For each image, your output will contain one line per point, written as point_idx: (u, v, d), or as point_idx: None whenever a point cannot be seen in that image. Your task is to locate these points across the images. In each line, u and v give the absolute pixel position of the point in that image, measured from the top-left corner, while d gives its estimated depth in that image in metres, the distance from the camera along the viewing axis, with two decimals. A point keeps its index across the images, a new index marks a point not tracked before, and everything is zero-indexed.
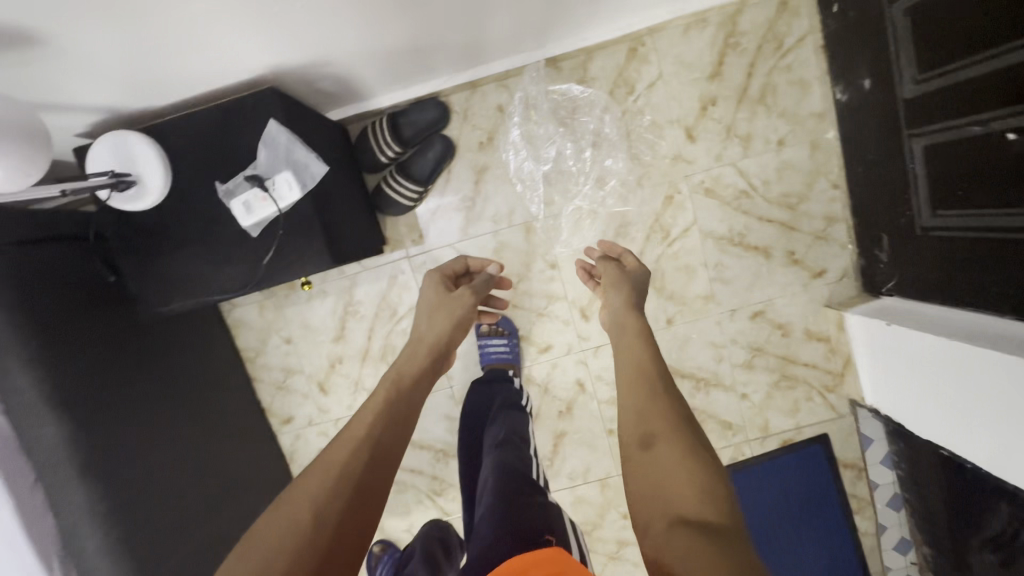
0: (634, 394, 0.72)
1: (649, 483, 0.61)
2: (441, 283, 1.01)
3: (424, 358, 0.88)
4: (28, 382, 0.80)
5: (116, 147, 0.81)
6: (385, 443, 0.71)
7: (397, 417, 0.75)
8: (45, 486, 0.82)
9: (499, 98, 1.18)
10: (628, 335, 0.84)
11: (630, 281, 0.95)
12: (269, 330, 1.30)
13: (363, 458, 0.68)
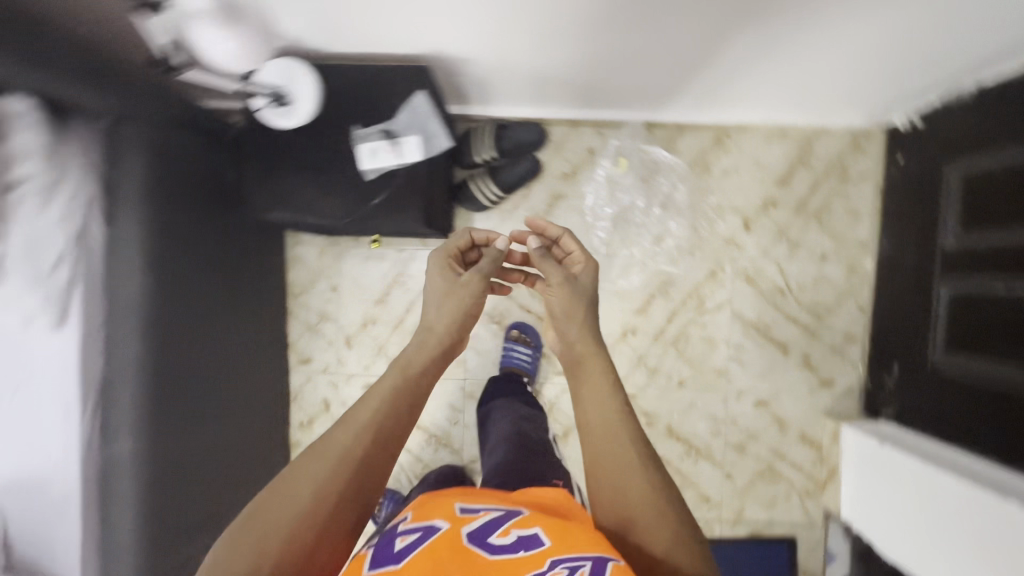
0: (592, 446, 0.68)
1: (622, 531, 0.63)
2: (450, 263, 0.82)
3: (435, 348, 0.73)
4: (135, 236, 0.87)
5: (284, 70, 0.91)
6: (393, 437, 0.63)
7: (404, 412, 0.65)
8: (109, 331, 0.88)
9: (594, 141, 1.32)
10: (578, 374, 0.73)
11: (578, 293, 0.79)
12: (320, 274, 1.39)
13: (367, 451, 0.60)
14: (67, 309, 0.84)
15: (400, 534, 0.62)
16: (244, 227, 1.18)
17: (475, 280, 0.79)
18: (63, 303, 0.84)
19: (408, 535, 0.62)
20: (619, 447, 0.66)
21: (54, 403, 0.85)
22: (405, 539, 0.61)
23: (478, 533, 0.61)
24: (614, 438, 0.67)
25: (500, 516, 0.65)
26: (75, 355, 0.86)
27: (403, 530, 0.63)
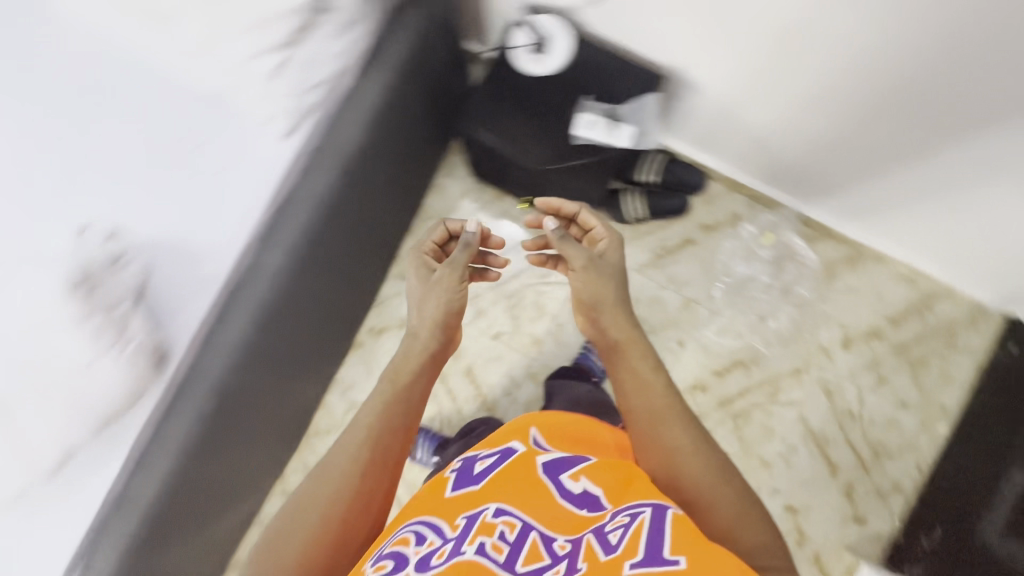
0: (635, 405, 0.80)
1: (666, 468, 0.75)
2: (421, 266, 0.90)
3: (421, 354, 0.83)
4: (376, 92, 0.99)
5: (555, 33, 1.04)
6: (387, 443, 0.76)
7: (396, 414, 0.78)
8: (315, 156, 0.97)
9: (743, 208, 1.41)
10: (620, 354, 0.85)
11: (608, 272, 0.88)
12: (452, 211, 1.48)
13: (366, 464, 0.74)
14: (299, 124, 0.94)
15: (480, 459, 0.77)
16: (431, 135, 1.29)
17: (448, 274, 0.86)
18: (299, 120, 0.93)
19: (486, 459, 0.77)
20: (667, 419, 0.78)
21: (247, 189, 0.93)
22: (485, 465, 0.76)
23: (550, 469, 0.74)
24: (661, 414, 0.78)
25: (568, 460, 0.76)
26: (285, 162, 0.95)
27: (482, 459, 0.77)
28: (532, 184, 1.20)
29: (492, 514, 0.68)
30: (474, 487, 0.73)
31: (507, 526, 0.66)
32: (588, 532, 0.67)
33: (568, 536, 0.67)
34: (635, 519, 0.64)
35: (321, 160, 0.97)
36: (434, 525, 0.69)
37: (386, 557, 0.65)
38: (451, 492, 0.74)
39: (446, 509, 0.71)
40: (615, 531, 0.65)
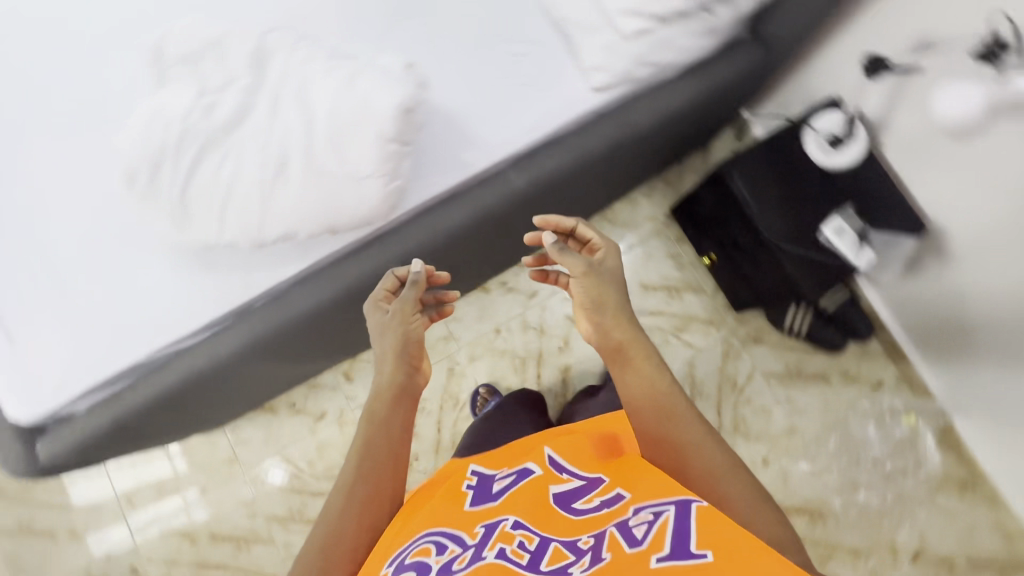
0: (637, 412, 0.75)
1: (674, 465, 0.71)
2: (379, 302, 0.83)
3: (388, 389, 0.79)
4: (688, 94, 1.00)
5: (852, 147, 1.06)
6: (377, 478, 0.73)
7: (392, 423, 0.77)
8: (606, 116, 0.98)
9: (891, 381, 1.39)
10: (623, 360, 0.78)
11: (607, 285, 0.79)
12: (631, 227, 1.50)
13: (353, 506, 0.71)
14: (615, 85, 0.98)
15: (497, 479, 0.76)
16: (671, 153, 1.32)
17: (403, 307, 0.80)
18: (618, 83, 0.97)
19: (503, 480, 0.76)
20: (676, 419, 0.73)
21: (539, 113, 0.98)
22: (501, 485, 0.75)
23: (565, 499, 0.71)
24: (669, 413, 0.74)
25: (585, 483, 0.73)
26: (582, 110, 0.98)
27: (498, 480, 0.76)
28: (748, 250, 1.20)
29: (511, 524, 0.67)
30: (488, 504, 0.72)
31: (526, 538, 0.65)
32: (612, 526, 0.64)
33: (593, 531, 0.65)
34: (658, 517, 0.61)
35: (613, 123, 0.98)
36: (452, 534, 0.67)
37: (408, 563, 0.62)
38: (469, 506, 0.72)
39: (462, 523, 0.69)
40: (639, 526, 0.61)
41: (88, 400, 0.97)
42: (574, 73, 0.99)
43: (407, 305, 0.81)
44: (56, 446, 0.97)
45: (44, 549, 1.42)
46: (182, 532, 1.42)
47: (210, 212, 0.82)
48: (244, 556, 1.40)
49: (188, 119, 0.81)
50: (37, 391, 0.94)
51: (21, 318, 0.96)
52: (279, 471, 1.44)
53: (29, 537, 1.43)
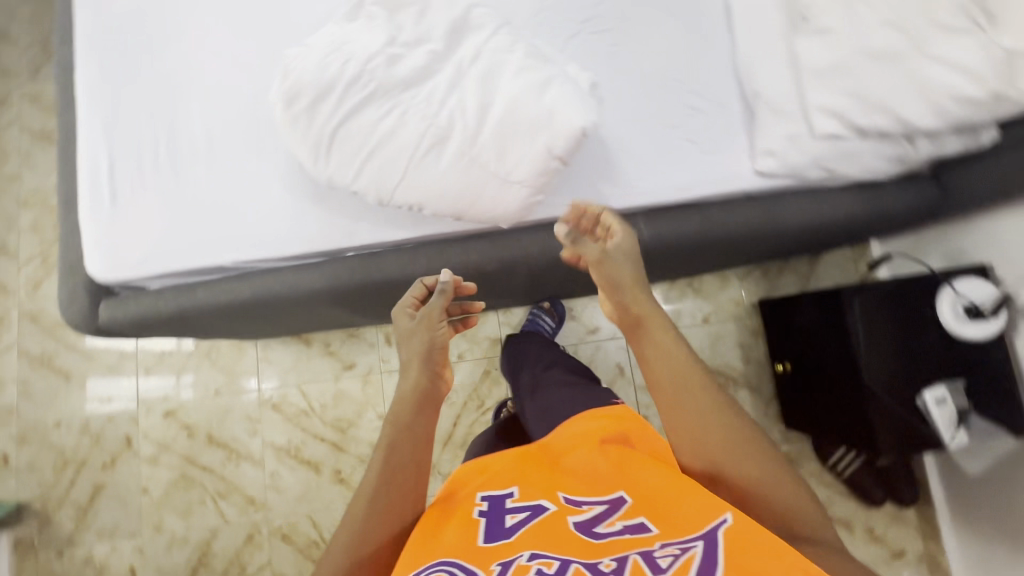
0: (662, 397, 0.62)
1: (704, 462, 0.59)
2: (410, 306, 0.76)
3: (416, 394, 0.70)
4: (847, 214, 0.96)
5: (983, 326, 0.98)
6: (400, 487, 0.63)
7: (417, 427, 0.68)
8: (757, 203, 0.96)
9: (913, 557, 1.32)
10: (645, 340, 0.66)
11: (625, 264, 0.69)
12: (714, 303, 1.44)
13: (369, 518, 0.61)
14: (780, 175, 0.92)
15: (509, 510, 0.60)
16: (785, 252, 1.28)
17: (430, 316, 0.74)
18: (785, 174, 0.91)
19: (518, 512, 0.60)
20: (695, 394, 0.61)
21: (692, 174, 0.94)
22: (515, 521, 0.59)
23: (585, 527, 0.57)
24: (686, 382, 0.61)
25: (605, 508, 0.59)
26: (737, 187, 0.94)
27: (511, 508, 0.60)
28: (831, 379, 1.16)
29: (526, 556, 0.53)
30: (504, 539, 0.56)
31: (544, 564, 0.52)
32: (634, 551, 0.52)
33: (614, 555, 0.53)
34: (686, 552, 0.50)
35: (758, 215, 0.95)
36: (466, 569, 0.53)
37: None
38: (483, 542, 0.57)
39: (473, 551, 0.55)
40: (664, 556, 0.50)
41: (162, 281, 0.98)
42: (742, 148, 0.94)
43: (433, 313, 0.75)
44: (119, 312, 0.98)
45: (56, 388, 1.46)
46: (183, 423, 1.43)
47: (354, 155, 0.81)
48: (231, 468, 1.41)
49: (369, 64, 0.80)
50: (122, 255, 0.96)
51: (133, 181, 0.97)
52: (271, 383, 1.44)
53: (48, 371, 1.46)
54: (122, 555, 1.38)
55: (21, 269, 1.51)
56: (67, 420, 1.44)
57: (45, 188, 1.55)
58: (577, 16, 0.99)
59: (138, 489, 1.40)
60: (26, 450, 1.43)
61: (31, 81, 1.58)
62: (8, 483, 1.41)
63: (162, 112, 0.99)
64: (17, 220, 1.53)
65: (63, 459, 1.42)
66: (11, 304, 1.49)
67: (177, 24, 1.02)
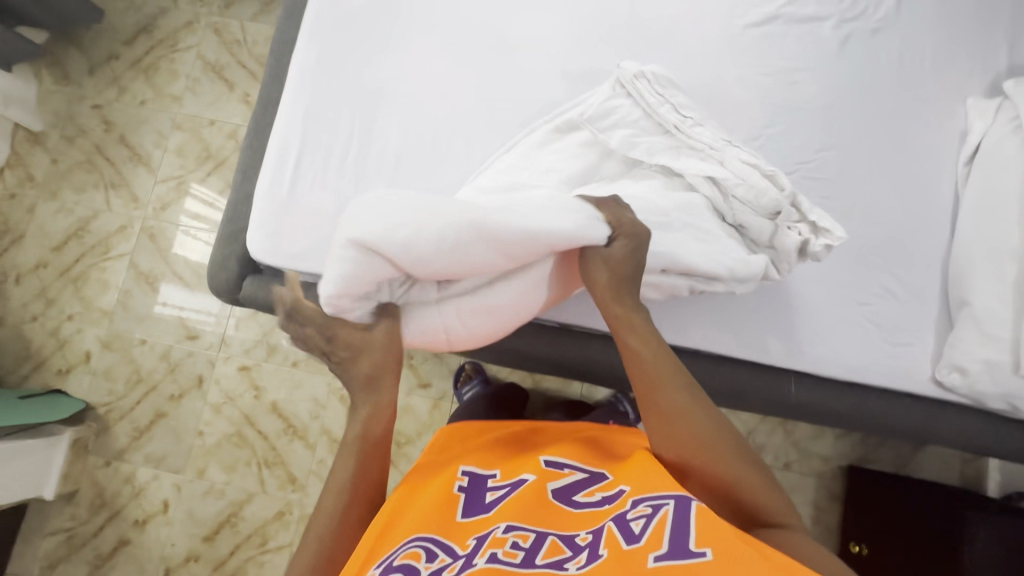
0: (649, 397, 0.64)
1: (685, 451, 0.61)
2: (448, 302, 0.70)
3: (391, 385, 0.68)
4: (1014, 451, 0.90)
5: None
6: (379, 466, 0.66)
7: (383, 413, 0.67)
8: (926, 406, 0.90)
9: None
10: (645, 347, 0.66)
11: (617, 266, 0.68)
12: (801, 454, 1.37)
13: (350, 496, 0.64)
14: (962, 392, 0.86)
15: (491, 487, 0.65)
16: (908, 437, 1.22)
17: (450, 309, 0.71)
18: (970, 395, 0.86)
19: (498, 488, 0.64)
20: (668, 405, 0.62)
21: (866, 359, 0.89)
22: (496, 495, 0.63)
23: (562, 494, 0.62)
24: (661, 381, 0.64)
25: (585, 479, 0.64)
26: (907, 388, 0.89)
27: (492, 486, 0.65)
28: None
29: (502, 528, 0.57)
30: (482, 514, 0.61)
31: (520, 537, 0.56)
32: (608, 520, 0.55)
33: (589, 527, 0.56)
34: (658, 511, 0.53)
35: (920, 420, 0.90)
36: (443, 544, 0.57)
37: (395, 566, 0.54)
38: (461, 517, 0.61)
39: (453, 528, 0.59)
40: (637, 520, 0.53)
41: (306, 277, 0.98)
42: (924, 350, 0.89)
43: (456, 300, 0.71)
44: (260, 290, 0.99)
45: (152, 307, 1.51)
46: (254, 382, 1.46)
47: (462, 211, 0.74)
48: (283, 442, 1.43)
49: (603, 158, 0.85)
50: (283, 243, 0.96)
51: (314, 175, 0.98)
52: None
53: (150, 289, 1.52)
54: (160, 486, 1.43)
55: (156, 186, 1.57)
56: (152, 342, 1.49)
57: (200, 117, 1.60)
58: (794, 157, 0.95)
59: (194, 430, 1.45)
60: (107, 356, 1.49)
61: (219, 14, 1.64)
62: (84, 381, 1.48)
63: (359, 117, 0.99)
64: (166, 139, 1.59)
65: (138, 376, 1.48)
66: (137, 216, 1.55)
67: (400, 37, 1.02)
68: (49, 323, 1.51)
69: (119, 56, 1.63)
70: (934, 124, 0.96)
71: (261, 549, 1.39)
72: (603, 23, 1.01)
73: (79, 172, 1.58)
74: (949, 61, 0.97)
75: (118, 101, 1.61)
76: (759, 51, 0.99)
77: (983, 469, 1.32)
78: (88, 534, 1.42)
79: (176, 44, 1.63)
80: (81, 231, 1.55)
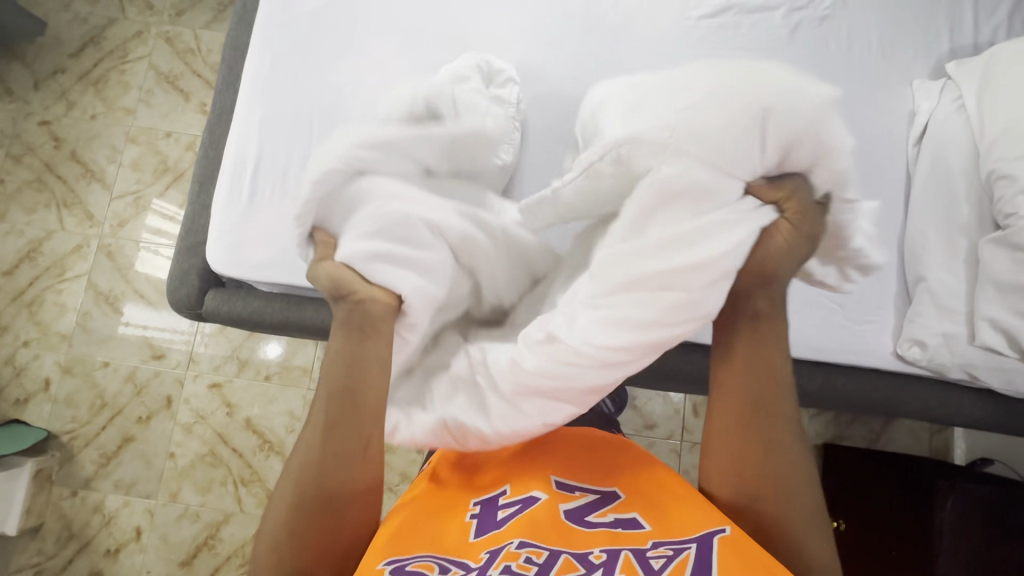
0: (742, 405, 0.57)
1: (750, 468, 0.55)
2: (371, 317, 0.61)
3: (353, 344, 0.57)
4: (976, 418, 0.94)
5: None
6: (352, 440, 0.54)
7: (347, 376, 0.56)
8: (890, 381, 0.93)
9: None
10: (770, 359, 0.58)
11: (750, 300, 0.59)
12: None
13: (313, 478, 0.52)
14: (922, 366, 0.89)
15: (501, 504, 0.60)
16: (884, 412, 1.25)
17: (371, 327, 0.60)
18: (932, 369, 0.89)
19: (508, 504, 0.59)
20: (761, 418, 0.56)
21: (830, 338, 0.91)
22: (507, 512, 0.58)
23: (574, 515, 0.58)
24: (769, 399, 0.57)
25: (597, 499, 0.60)
26: (872, 365, 0.91)
27: (503, 502, 0.60)
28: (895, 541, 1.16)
29: (515, 543, 0.53)
30: (493, 531, 0.56)
31: (533, 552, 0.52)
32: (626, 548, 0.53)
33: (603, 547, 0.54)
34: (679, 553, 0.51)
35: (887, 396, 0.93)
36: (454, 560, 0.53)
37: (408, 571, 0.50)
38: (474, 535, 0.56)
39: (464, 545, 0.55)
40: (657, 558, 0.51)
41: (271, 287, 0.95)
42: (886, 326, 0.92)
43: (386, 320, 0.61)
44: (222, 305, 0.96)
45: (114, 328, 1.46)
46: (226, 400, 1.42)
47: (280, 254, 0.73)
48: (259, 458, 1.40)
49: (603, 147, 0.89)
50: (246, 256, 0.93)
51: (275, 183, 0.95)
52: (278, 347, 1.45)
53: (110, 310, 1.46)
54: (132, 513, 1.38)
55: (111, 203, 1.51)
56: (115, 364, 1.44)
57: (156, 129, 1.55)
58: None
59: (166, 452, 1.40)
60: (68, 382, 1.43)
61: (171, 23, 1.59)
62: (44, 409, 1.42)
63: (321, 122, 0.97)
64: (120, 154, 1.54)
65: (101, 402, 1.42)
66: (93, 234, 1.50)
67: (358, 40, 1.01)
68: (3, 350, 1.44)
69: (66, 70, 1.57)
70: (886, 108, 0.99)
71: (242, 569, 1.35)
72: (559, 18, 1.02)
73: (28, 192, 1.51)
74: (895, 44, 1.01)
75: (67, 116, 1.55)
76: (714, 42, 1.00)
77: (949, 438, 1.36)
78: (57, 568, 1.36)
79: (126, 55, 1.58)
80: (33, 253, 1.48)
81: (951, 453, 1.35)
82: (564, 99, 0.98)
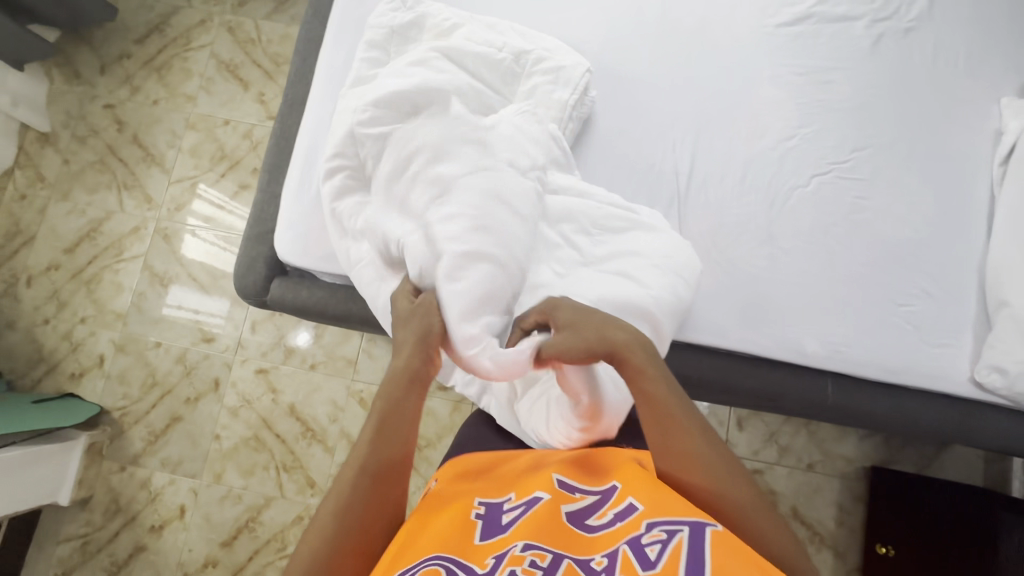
0: (652, 421, 0.62)
1: (681, 475, 0.60)
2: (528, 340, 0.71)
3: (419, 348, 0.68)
4: None
5: None
6: (399, 436, 0.63)
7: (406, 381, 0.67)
8: (962, 409, 0.90)
9: None
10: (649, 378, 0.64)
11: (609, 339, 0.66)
12: (825, 456, 1.37)
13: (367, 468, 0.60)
14: (1000, 393, 0.86)
15: (507, 508, 0.62)
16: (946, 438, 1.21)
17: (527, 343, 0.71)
18: (1012, 397, 0.85)
19: (513, 509, 0.61)
20: (670, 428, 0.61)
21: (904, 360, 0.88)
22: (511, 516, 0.60)
23: (576, 519, 0.59)
24: (668, 411, 0.62)
25: (598, 498, 0.61)
26: (948, 391, 0.88)
27: (508, 507, 0.62)
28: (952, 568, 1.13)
29: (520, 546, 0.54)
30: (499, 535, 0.58)
31: (538, 555, 0.53)
32: (624, 543, 0.53)
33: (605, 551, 0.53)
34: (673, 536, 0.50)
35: (957, 422, 0.90)
36: (458, 563, 0.54)
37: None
38: (478, 540, 0.58)
39: (470, 547, 0.57)
40: (652, 545, 0.50)
41: (335, 278, 0.96)
42: (964, 351, 0.89)
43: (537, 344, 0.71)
44: (287, 293, 0.98)
45: (166, 310, 1.49)
46: (271, 386, 1.45)
47: (327, 185, 0.88)
48: (302, 445, 1.41)
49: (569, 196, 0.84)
50: (312, 246, 0.94)
51: None
52: (304, 334, 1.47)
53: (163, 291, 1.50)
54: (177, 491, 1.41)
55: (169, 186, 1.55)
56: (167, 345, 1.47)
57: (214, 117, 1.58)
58: (828, 157, 0.94)
59: (211, 433, 1.43)
60: (121, 359, 1.47)
61: (233, 13, 1.62)
62: (97, 385, 1.46)
63: None
64: (180, 139, 1.57)
65: (152, 380, 1.46)
66: (150, 216, 1.53)
67: None
68: (62, 325, 1.49)
69: (132, 55, 1.61)
70: (968, 125, 0.95)
71: (281, 554, 1.36)
72: (633, 19, 1.00)
73: (91, 173, 1.56)
74: (983, 60, 0.97)
75: (130, 100, 1.59)
76: (793, 50, 0.98)
77: (1007, 469, 1.32)
78: (103, 540, 1.40)
79: (189, 43, 1.61)
80: (94, 232, 1.53)
81: (1009, 484, 1.30)
82: (637, 102, 0.97)
